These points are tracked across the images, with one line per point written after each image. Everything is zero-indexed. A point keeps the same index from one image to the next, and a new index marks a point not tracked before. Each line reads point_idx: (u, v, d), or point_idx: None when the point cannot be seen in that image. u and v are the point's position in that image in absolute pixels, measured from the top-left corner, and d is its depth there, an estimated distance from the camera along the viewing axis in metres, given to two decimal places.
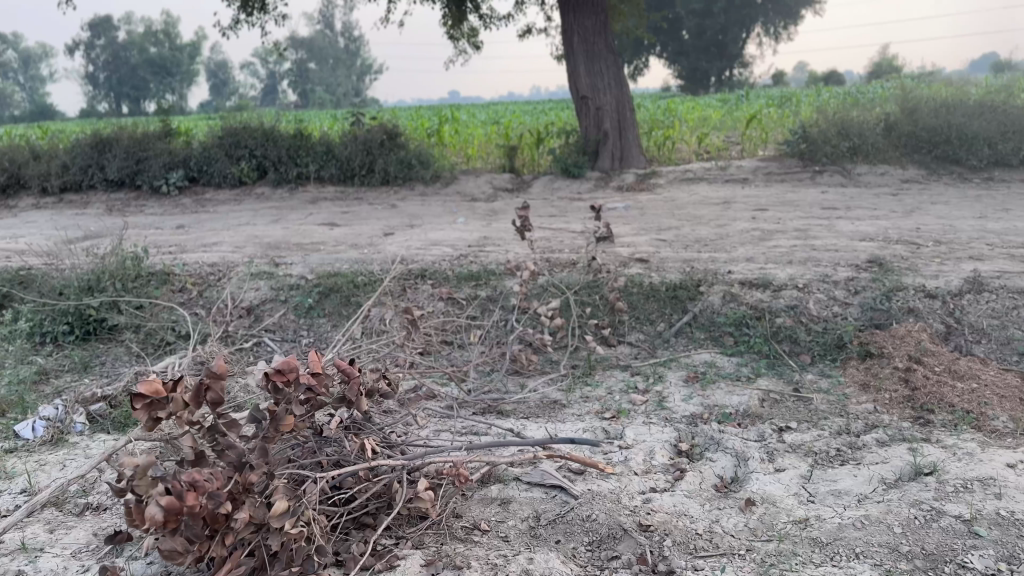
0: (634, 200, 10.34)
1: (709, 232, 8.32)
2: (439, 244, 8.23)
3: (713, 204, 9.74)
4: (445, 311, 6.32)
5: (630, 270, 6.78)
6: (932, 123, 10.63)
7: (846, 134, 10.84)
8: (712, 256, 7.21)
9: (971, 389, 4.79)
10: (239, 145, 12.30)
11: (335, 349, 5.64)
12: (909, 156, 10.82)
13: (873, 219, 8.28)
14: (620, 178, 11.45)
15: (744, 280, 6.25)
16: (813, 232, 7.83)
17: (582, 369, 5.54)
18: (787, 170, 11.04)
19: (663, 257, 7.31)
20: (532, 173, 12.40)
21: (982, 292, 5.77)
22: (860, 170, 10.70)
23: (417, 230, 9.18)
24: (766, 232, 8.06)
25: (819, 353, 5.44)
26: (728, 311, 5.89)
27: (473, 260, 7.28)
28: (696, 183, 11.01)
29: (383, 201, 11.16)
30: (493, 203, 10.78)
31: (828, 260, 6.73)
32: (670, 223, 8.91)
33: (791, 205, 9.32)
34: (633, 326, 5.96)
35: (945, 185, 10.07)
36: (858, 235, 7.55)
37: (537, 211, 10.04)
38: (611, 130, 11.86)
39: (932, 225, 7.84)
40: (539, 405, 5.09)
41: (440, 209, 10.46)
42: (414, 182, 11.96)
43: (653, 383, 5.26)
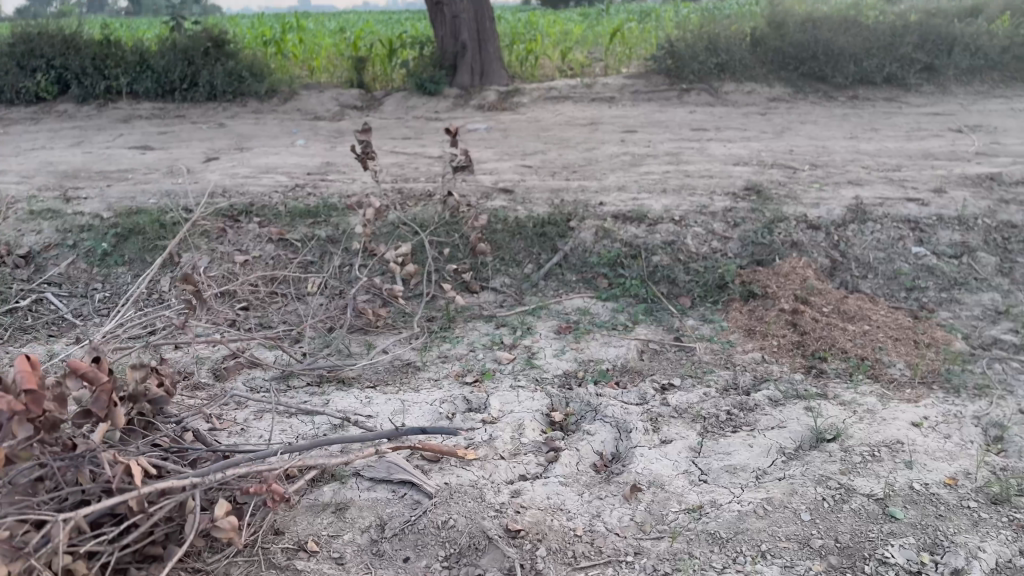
0: (495, 120, 9.49)
1: (575, 157, 7.63)
2: (272, 172, 7.12)
3: (579, 125, 9.04)
4: (274, 257, 5.32)
5: (490, 202, 6.00)
6: (799, 38, 10.26)
7: (713, 49, 10.31)
8: (580, 184, 6.53)
9: (862, 333, 4.39)
10: (33, 54, 10.41)
11: (133, 310, 4.58)
12: (775, 73, 10.48)
13: (745, 141, 7.84)
14: (480, 95, 10.53)
15: (617, 213, 5.60)
16: (685, 155, 7.30)
17: (439, 322, 4.76)
18: (654, 87, 10.47)
19: (528, 186, 6.56)
20: (384, 89, 11.26)
21: (866, 221, 5.39)
22: (728, 89, 10.28)
23: (248, 154, 7.98)
24: (636, 156, 7.45)
25: (700, 295, 4.89)
26: (601, 249, 5.23)
27: (311, 192, 6.27)
28: (560, 101, 10.26)
29: (210, 121, 9.77)
30: (338, 122, 9.64)
31: (704, 187, 6.19)
32: (534, 146, 8.16)
33: (660, 126, 8.77)
34: (497, 269, 5.21)
35: (811, 104, 9.81)
36: (731, 159, 7.07)
37: (389, 133, 9.02)
38: (469, 41, 10.80)
39: (805, 147, 7.49)
40: (388, 370, 4.27)
41: (277, 130, 9.22)
42: (249, 98, 10.56)
43: (521, 336, 4.55)
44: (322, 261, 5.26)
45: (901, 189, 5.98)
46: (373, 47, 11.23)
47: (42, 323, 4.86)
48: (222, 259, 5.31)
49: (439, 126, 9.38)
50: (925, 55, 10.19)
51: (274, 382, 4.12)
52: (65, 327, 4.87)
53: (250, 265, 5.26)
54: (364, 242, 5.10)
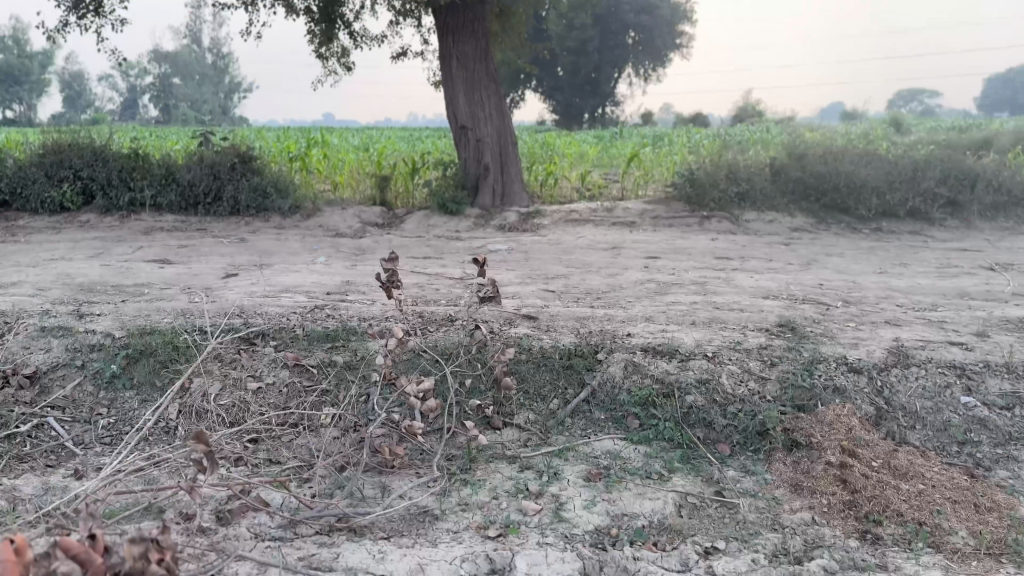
0: (516, 242, 9.43)
1: (599, 283, 7.48)
2: (291, 291, 6.98)
3: (601, 249, 8.96)
4: (288, 385, 5.07)
5: (515, 330, 5.80)
6: (821, 170, 10.31)
7: (734, 178, 10.37)
8: (606, 313, 6.34)
9: (918, 493, 4.07)
10: (62, 164, 10.55)
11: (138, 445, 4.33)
12: (797, 203, 10.49)
13: (772, 272, 7.70)
14: (502, 216, 10.55)
15: (648, 347, 5.37)
16: (712, 285, 7.14)
17: (460, 462, 4.46)
18: (676, 213, 10.46)
19: (552, 313, 6.37)
20: (405, 207, 11.32)
21: (909, 366, 5.15)
22: (749, 217, 10.26)
23: (267, 271, 7.88)
24: (662, 284, 7.29)
25: (739, 442, 4.60)
26: (631, 387, 4.98)
27: (331, 314, 6.09)
28: (582, 224, 10.23)
29: (232, 235, 9.76)
30: (359, 240, 9.61)
31: (736, 322, 5.99)
32: (557, 270, 8.04)
33: (684, 253, 8.67)
34: (522, 404, 4.94)
35: (835, 235, 9.75)
36: (760, 291, 6.90)
37: (410, 252, 8.96)
38: (492, 164, 10.91)
39: (834, 280, 7.34)
40: (404, 517, 3.95)
41: (298, 246, 9.18)
42: (271, 213, 10.61)
43: (548, 484, 4.23)
44: (339, 391, 5.01)
45: (941, 330, 5.77)
46: (396, 166, 11.36)
47: (40, 452, 4.59)
48: (234, 386, 5.05)
49: (460, 247, 9.33)
50: (948, 190, 10.19)
51: (281, 529, 3.79)
52: (64, 456, 4.60)
53: (263, 393, 5.00)
54: (383, 373, 4.85)
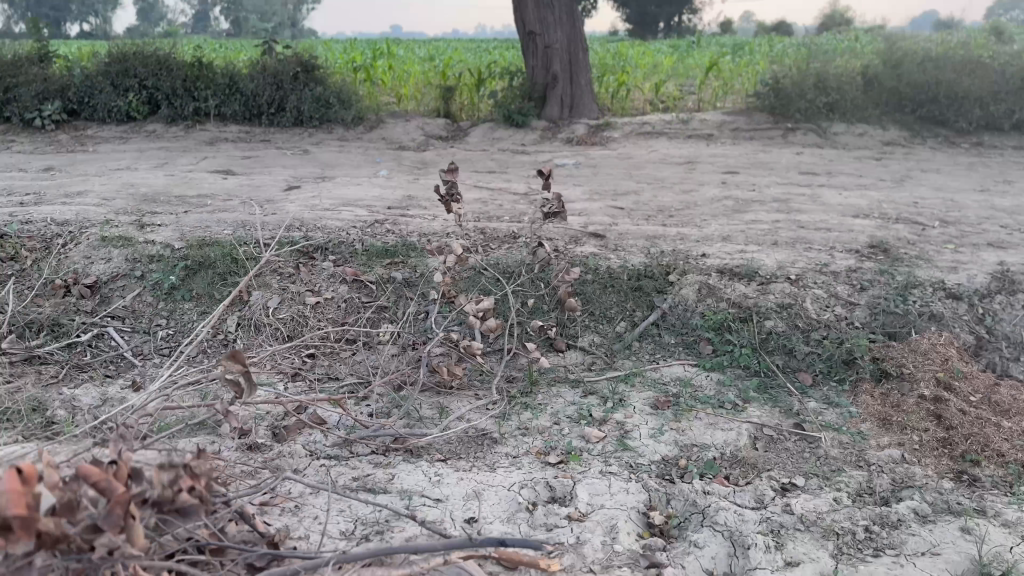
0: (585, 156, 9.02)
1: (673, 200, 7.07)
2: (353, 204, 6.80)
3: (675, 163, 8.49)
4: (347, 299, 4.92)
5: (582, 249, 5.52)
6: (918, 78, 9.50)
7: (822, 87, 9.63)
8: (680, 231, 5.97)
9: (1022, 432, 3.69)
10: (128, 73, 10.48)
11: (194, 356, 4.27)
12: (889, 115, 9.74)
13: (861, 189, 7.15)
14: (570, 129, 10.10)
15: (723, 269, 5.04)
16: (795, 203, 6.67)
17: (521, 384, 4.26)
18: (756, 125, 9.83)
19: (622, 230, 6.04)
20: (471, 119, 10.98)
21: (1015, 293, 4.69)
22: (837, 130, 9.56)
23: (329, 184, 7.71)
24: (740, 202, 6.85)
25: (822, 371, 4.28)
26: (705, 310, 4.68)
27: (390, 229, 5.90)
28: (655, 137, 9.72)
29: (294, 146, 9.60)
30: (422, 153, 9.34)
31: (821, 242, 5.56)
32: (627, 186, 7.64)
33: (764, 168, 8.13)
34: (587, 327, 4.72)
35: (931, 150, 9.03)
36: (848, 209, 6.40)
37: (474, 166, 8.66)
38: (561, 72, 10.38)
39: (930, 199, 6.77)
40: (461, 440, 3.78)
41: (360, 159, 8.97)
42: (334, 124, 10.40)
43: (613, 410, 4.01)
44: (398, 308, 4.85)
45: None
46: (462, 76, 10.96)
47: (100, 361, 4.58)
48: (292, 299, 4.93)
49: (526, 160, 8.97)
50: None
51: (335, 447, 3.67)
52: (123, 366, 4.58)
53: (321, 307, 4.87)
54: (442, 291, 4.66)
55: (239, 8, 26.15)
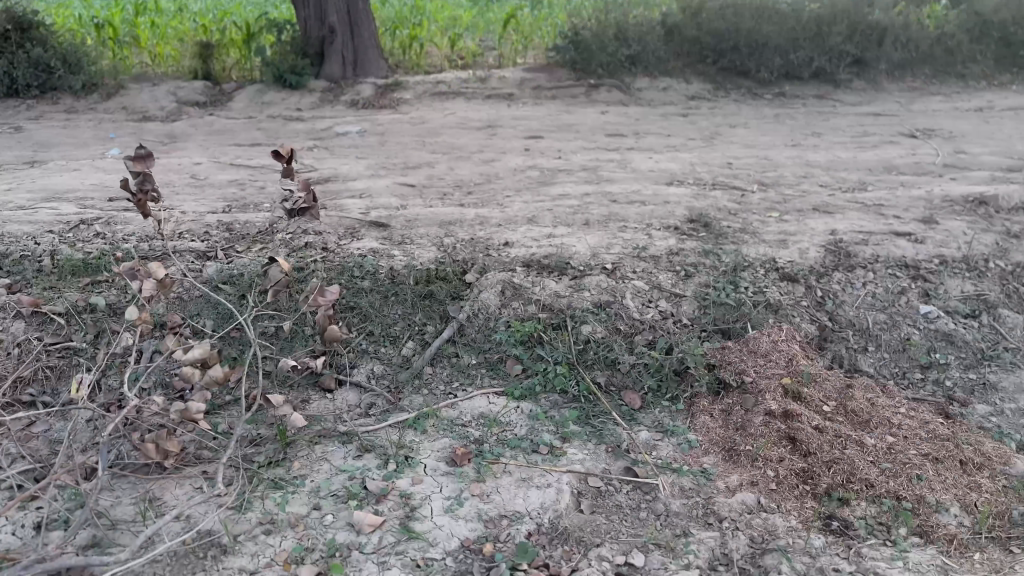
0: (370, 121, 7.82)
1: (469, 172, 6.09)
2: (61, 198, 5.28)
3: (472, 128, 7.51)
4: (21, 344, 3.54)
5: (357, 245, 4.40)
6: (716, 27, 9.04)
7: (623, 39, 8.99)
8: (477, 213, 4.99)
9: (887, 450, 3.09)
10: None
11: None
12: (692, 67, 9.26)
13: (672, 151, 6.50)
14: (354, 90, 8.83)
15: (530, 263, 4.13)
16: (605, 171, 5.90)
17: (270, 449, 3.15)
18: (559, 80, 9.02)
19: (409, 215, 4.97)
20: (237, 81, 9.38)
21: (853, 269, 4.13)
22: (641, 85, 8.97)
23: (37, 172, 6.06)
24: (545, 171, 5.97)
25: (651, 389, 3.45)
26: (510, 320, 3.72)
27: (100, 232, 4.48)
28: (449, 97, 8.68)
29: (4, 123, 7.70)
30: (171, 124, 7.76)
31: (637, 219, 4.78)
32: (418, 157, 6.56)
33: (569, 131, 7.34)
34: (362, 354, 3.63)
35: (736, 102, 8.64)
36: (662, 175, 5.70)
37: (235, 139, 7.24)
38: (339, 24, 9.02)
39: (745, 158, 6.24)
40: (176, 557, 2.62)
41: (89, 136, 7.28)
42: (62, 94, 8.52)
43: (396, 473, 2.98)
44: (99, 350, 3.53)
45: (880, 217, 4.77)
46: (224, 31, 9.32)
47: None
48: None
49: (301, 128, 7.65)
50: (855, 47, 9.16)
51: None
52: None
53: None
54: (139, 329, 3.41)
55: None
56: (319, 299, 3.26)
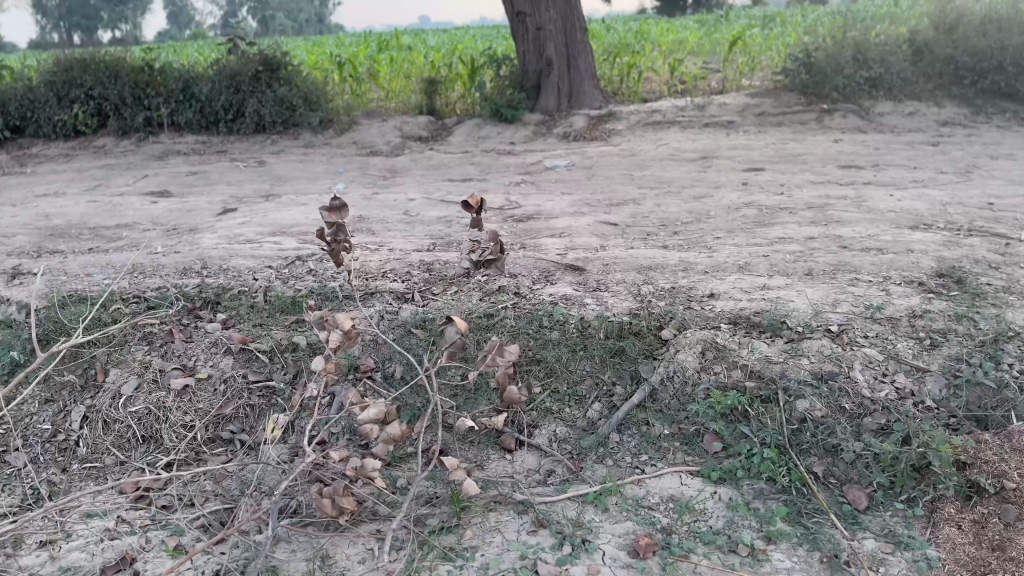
0: (581, 153, 7.68)
1: (679, 209, 5.71)
2: (285, 231, 5.58)
3: (686, 160, 7.11)
4: (226, 381, 3.69)
5: (550, 290, 4.20)
6: (977, 45, 8.01)
7: (864, 61, 8.17)
8: (682, 258, 4.61)
9: None
10: (73, 83, 9.34)
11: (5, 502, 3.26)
12: (945, 90, 8.23)
13: (916, 187, 5.71)
14: (568, 121, 8.74)
15: (737, 320, 3.71)
16: (834, 209, 5.28)
17: (443, 513, 2.99)
18: (786, 107, 8.35)
19: (609, 258, 4.71)
20: (458, 114, 9.65)
21: None
22: (882, 110, 8.08)
23: (270, 205, 6.50)
24: (765, 210, 5.45)
25: (882, 486, 2.92)
26: (710, 387, 3.31)
27: (311, 268, 4.64)
28: (665, 127, 8.32)
29: (250, 157, 8.42)
30: (393, 158, 8.09)
31: (870, 271, 4.18)
32: (628, 192, 6.29)
33: (794, 162, 6.71)
34: (546, 414, 3.39)
35: (999, 128, 7.53)
36: (903, 217, 4.99)
37: (449, 173, 7.38)
38: (556, 57, 9.00)
39: (1009, 197, 5.34)
40: None
41: (320, 169, 7.75)
42: (301, 129, 9.19)
43: (573, 557, 2.69)
44: (294, 392, 3.58)
45: None
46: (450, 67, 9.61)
47: None
48: (155, 382, 3.70)
49: (512, 161, 7.67)
50: None
51: None
52: None
53: (191, 394, 3.64)
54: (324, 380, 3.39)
55: (264, 8, 25.47)
56: (495, 355, 3.00)
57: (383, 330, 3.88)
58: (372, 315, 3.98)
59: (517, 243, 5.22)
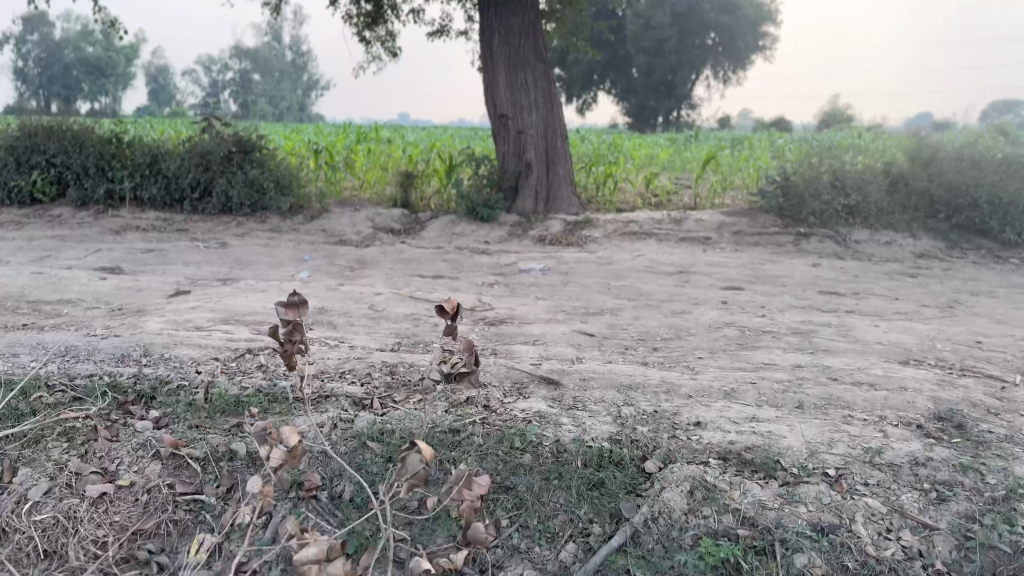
0: (556, 258, 7.48)
1: (657, 324, 5.46)
2: (239, 319, 5.21)
3: (663, 273, 6.93)
4: (150, 491, 3.24)
5: (521, 405, 3.86)
6: (951, 180, 8.13)
7: (841, 187, 8.22)
8: (664, 378, 4.33)
9: None
10: (35, 150, 9.03)
11: None
12: (920, 222, 8.26)
13: (900, 319, 5.56)
14: (544, 225, 8.59)
15: (726, 455, 3.39)
16: (820, 337, 5.07)
17: None
18: (763, 227, 8.31)
19: (586, 373, 4.41)
20: (432, 210, 9.46)
21: None
22: (858, 237, 8.06)
23: (226, 290, 6.13)
24: (747, 332, 5.22)
25: None
26: (698, 534, 2.97)
27: (262, 362, 4.25)
28: (642, 238, 8.20)
29: (212, 238, 8.09)
30: (362, 249, 7.82)
31: (864, 406, 3.92)
32: (604, 302, 6.06)
33: (774, 284, 6.56)
34: (514, 553, 3.00)
35: (974, 264, 7.51)
36: (891, 351, 4.78)
37: (419, 269, 7.11)
38: (535, 160, 8.94)
39: (997, 335, 5.19)
40: None
41: (284, 255, 7.44)
42: (269, 213, 8.92)
43: None
44: (227, 510, 3.16)
45: None
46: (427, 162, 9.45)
47: None
48: (69, 487, 3.23)
49: (485, 261, 7.43)
50: None
51: None
52: None
53: (108, 504, 3.17)
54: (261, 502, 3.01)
55: (246, 91, 26.19)
56: (462, 490, 2.57)
57: (335, 440, 3.48)
58: (325, 422, 3.58)
59: (488, 349, 4.90)
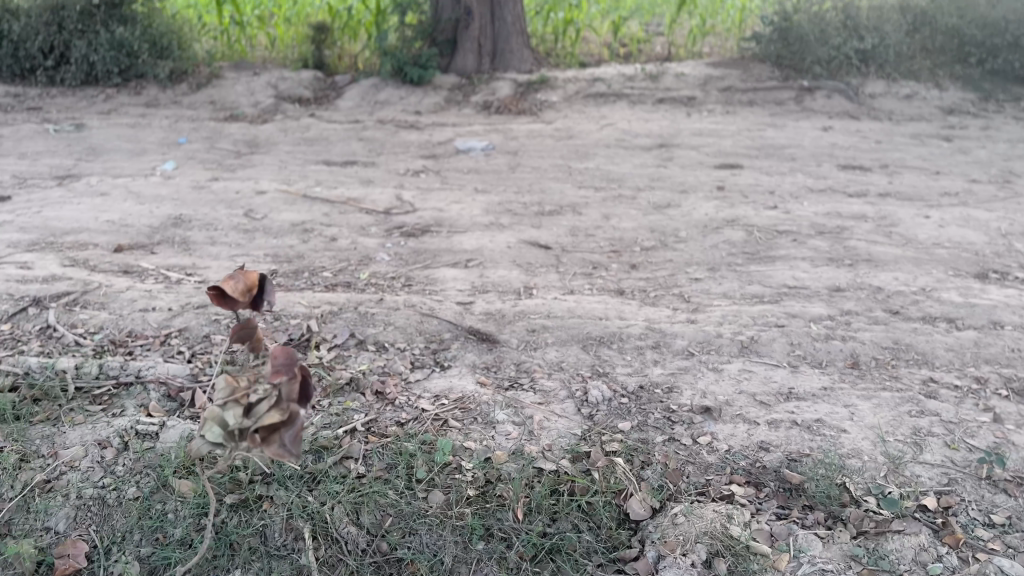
0: (502, 131, 5.95)
1: (634, 225, 4.07)
2: (52, 248, 3.74)
3: (638, 147, 5.46)
4: None
5: (434, 387, 2.52)
6: (986, 14, 6.59)
7: (854, 28, 6.66)
8: (648, 319, 2.98)
9: None
10: None
11: None
12: (946, 68, 6.78)
13: (954, 205, 4.21)
14: (489, 87, 6.95)
15: (758, 478, 2.12)
16: (857, 238, 3.72)
17: None
18: (757, 80, 6.71)
19: (535, 313, 3.04)
20: (353, 70, 7.72)
21: None
22: (873, 91, 6.57)
23: (56, 193, 4.58)
24: (758, 233, 3.85)
25: None
26: None
27: (47, 324, 2.93)
28: (611, 99, 6.64)
29: (66, 119, 6.39)
30: (257, 126, 6.20)
31: (948, 362, 2.63)
32: (564, 192, 4.62)
33: (778, 158, 5.15)
34: None
35: (1016, 122, 6.13)
36: (959, 258, 3.47)
37: (327, 151, 5.57)
38: (476, 4, 7.15)
39: None
40: None
41: (154, 139, 5.82)
42: (145, 82, 7.16)
43: None
44: None
45: None
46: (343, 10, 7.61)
47: None
48: None
49: (413, 138, 5.88)
50: None
51: None
52: None
53: None
54: None
55: None
56: None
57: (119, 477, 2.15)
58: (110, 439, 2.25)
59: (400, 279, 3.49)
